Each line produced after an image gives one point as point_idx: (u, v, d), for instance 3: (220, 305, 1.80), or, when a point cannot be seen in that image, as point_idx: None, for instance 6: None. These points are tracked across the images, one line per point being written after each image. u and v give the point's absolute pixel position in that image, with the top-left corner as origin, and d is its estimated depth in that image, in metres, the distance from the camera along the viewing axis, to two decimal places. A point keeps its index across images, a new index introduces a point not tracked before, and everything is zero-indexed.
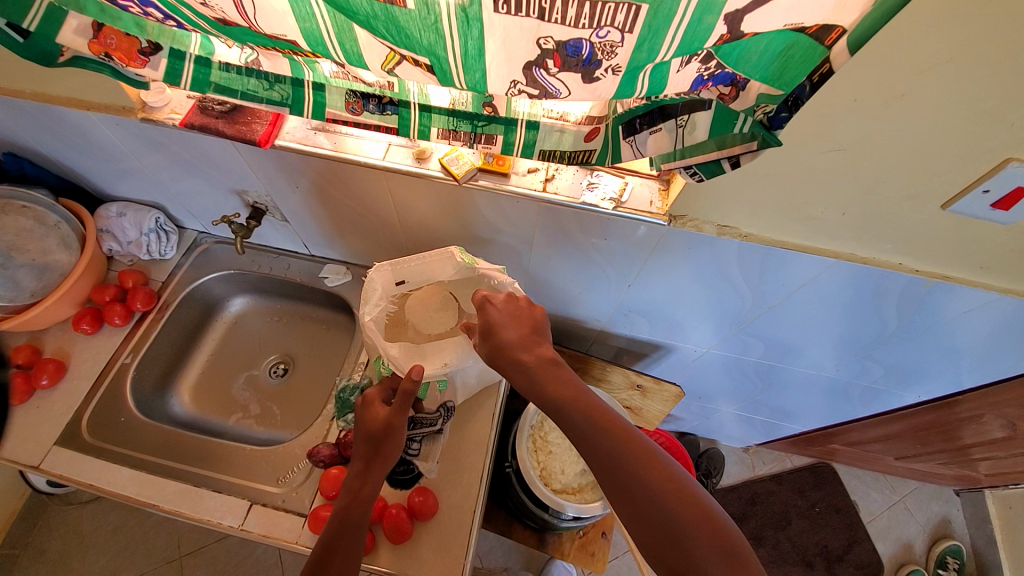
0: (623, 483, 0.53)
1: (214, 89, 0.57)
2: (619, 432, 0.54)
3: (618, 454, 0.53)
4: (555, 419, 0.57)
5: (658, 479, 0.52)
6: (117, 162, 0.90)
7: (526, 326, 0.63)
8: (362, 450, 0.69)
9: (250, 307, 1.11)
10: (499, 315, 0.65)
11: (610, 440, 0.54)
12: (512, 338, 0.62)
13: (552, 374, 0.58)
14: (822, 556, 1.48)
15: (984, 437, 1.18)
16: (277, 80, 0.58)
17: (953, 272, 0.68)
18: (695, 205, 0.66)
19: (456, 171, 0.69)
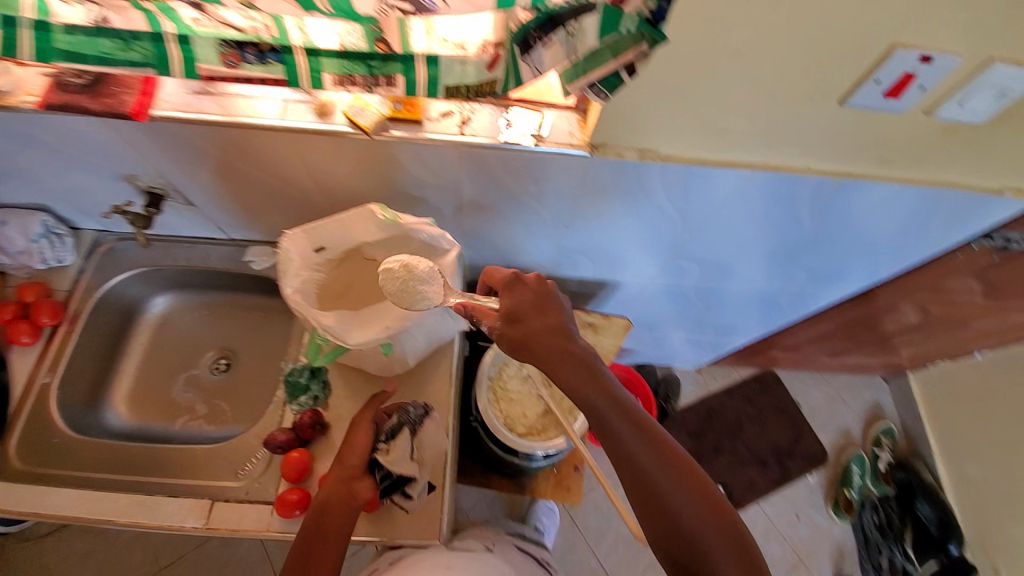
0: (657, 495, 0.56)
1: (63, 57, 0.51)
2: (656, 444, 0.57)
3: (637, 451, 0.57)
4: (596, 422, 0.58)
5: (672, 476, 0.56)
6: None
7: (555, 318, 0.62)
8: (334, 469, 0.71)
9: (176, 305, 1.04)
10: (528, 304, 0.62)
11: (649, 452, 0.57)
12: (546, 329, 0.60)
13: (591, 377, 0.58)
14: (775, 453, 1.63)
15: (902, 324, 1.30)
16: (133, 37, 0.50)
17: (856, 169, 0.72)
18: (614, 130, 0.65)
19: (364, 123, 0.65)
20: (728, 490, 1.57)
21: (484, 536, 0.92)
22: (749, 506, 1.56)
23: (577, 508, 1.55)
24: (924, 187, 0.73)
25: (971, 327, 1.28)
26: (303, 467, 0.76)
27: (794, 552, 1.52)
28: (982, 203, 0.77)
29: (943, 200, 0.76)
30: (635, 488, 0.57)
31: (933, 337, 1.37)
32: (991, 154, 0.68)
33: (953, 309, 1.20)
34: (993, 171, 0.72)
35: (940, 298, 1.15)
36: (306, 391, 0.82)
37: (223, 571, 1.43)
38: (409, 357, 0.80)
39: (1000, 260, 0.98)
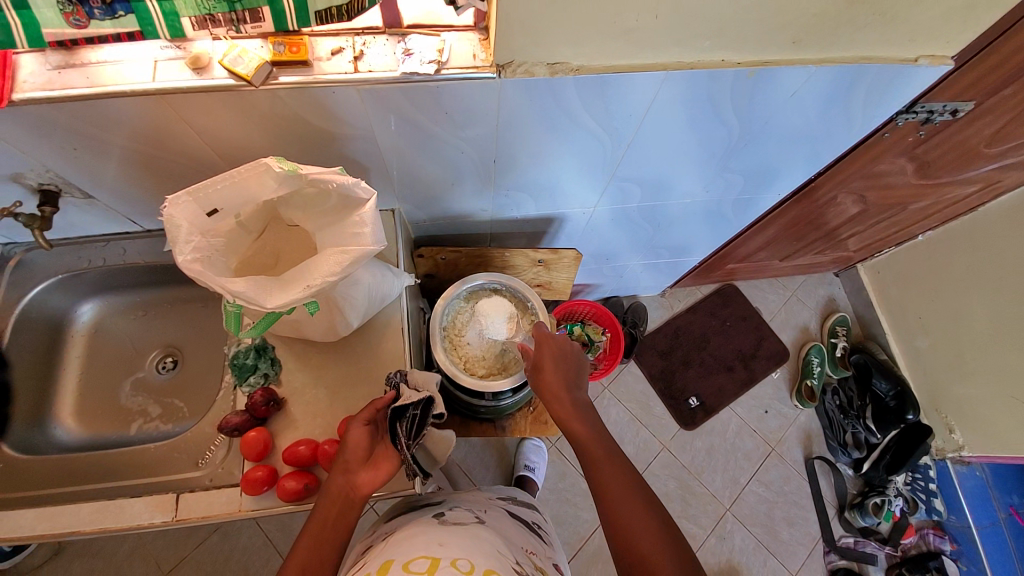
0: (619, 510, 0.65)
1: None
2: (626, 475, 0.68)
3: (605, 475, 0.68)
4: (583, 444, 0.72)
5: (631, 497, 0.66)
6: None
7: (566, 371, 0.78)
8: (339, 467, 0.68)
9: (105, 310, 0.97)
10: (549, 355, 0.79)
11: (619, 476, 0.68)
12: (555, 379, 0.77)
13: (584, 417, 0.74)
14: (742, 359, 1.71)
15: (844, 216, 1.34)
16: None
17: (770, 56, 0.70)
18: (518, 46, 0.62)
19: (243, 72, 0.60)
20: (702, 400, 1.65)
21: (476, 505, 0.87)
22: (723, 411, 1.65)
23: (562, 441, 1.60)
24: (841, 66, 0.73)
25: (908, 209, 1.33)
26: (262, 444, 0.76)
27: (768, 445, 1.63)
28: (899, 75, 0.77)
29: (862, 76, 0.76)
30: (602, 503, 0.67)
31: (874, 225, 1.42)
32: (900, 22, 0.68)
33: (890, 193, 1.24)
34: (905, 39, 0.71)
35: (876, 184, 1.18)
36: (255, 370, 0.81)
37: (229, 562, 1.44)
38: (351, 317, 0.77)
39: (926, 136, 1.00)
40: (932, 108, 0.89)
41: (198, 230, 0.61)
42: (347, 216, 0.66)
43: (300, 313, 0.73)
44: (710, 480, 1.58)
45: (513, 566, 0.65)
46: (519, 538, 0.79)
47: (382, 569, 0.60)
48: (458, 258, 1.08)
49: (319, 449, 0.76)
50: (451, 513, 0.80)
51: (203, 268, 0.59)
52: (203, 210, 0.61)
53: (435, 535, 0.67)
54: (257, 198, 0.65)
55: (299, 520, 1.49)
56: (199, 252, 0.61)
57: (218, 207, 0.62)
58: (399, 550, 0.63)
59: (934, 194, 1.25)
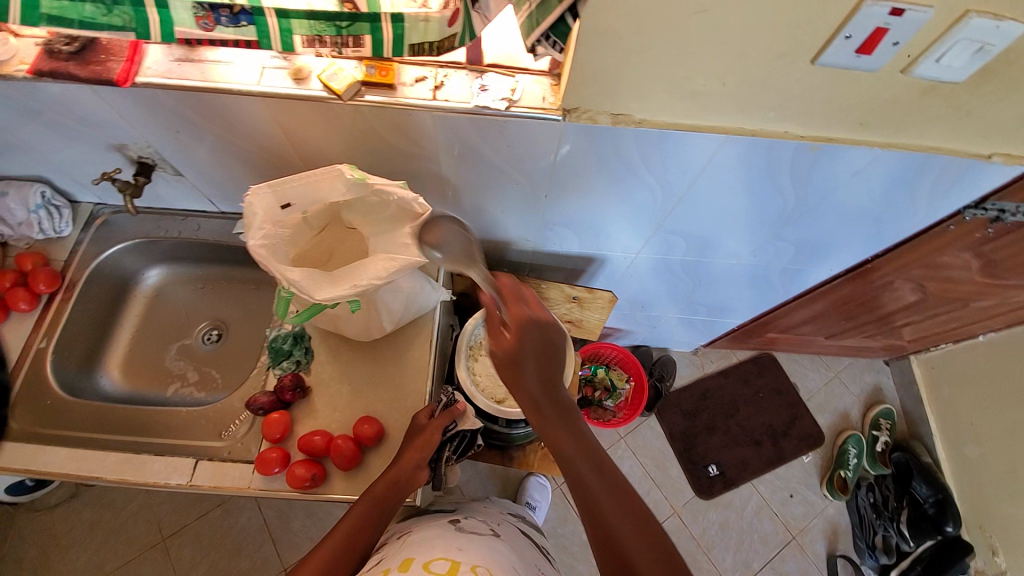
0: (607, 521, 0.62)
1: (48, 21, 0.57)
2: (614, 485, 0.64)
3: (592, 486, 0.63)
4: (562, 455, 0.64)
5: (619, 508, 0.63)
6: None
7: (538, 360, 0.63)
8: (411, 456, 0.75)
9: (169, 277, 1.06)
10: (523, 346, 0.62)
11: (607, 487, 0.63)
12: (529, 381, 0.62)
13: (564, 419, 0.65)
14: (771, 434, 1.63)
15: (900, 303, 1.28)
16: (115, 2, 0.57)
17: (837, 133, 0.71)
18: (586, 95, 0.66)
19: (337, 87, 0.67)
20: (722, 469, 1.58)
21: (491, 517, 0.87)
22: (743, 485, 1.57)
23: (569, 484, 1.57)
24: (908, 152, 0.72)
25: (970, 306, 1.26)
26: (283, 428, 0.80)
27: (787, 531, 1.53)
28: (968, 169, 0.76)
29: (928, 166, 0.75)
30: (590, 514, 0.63)
31: (932, 316, 1.34)
32: (974, 119, 0.67)
33: (951, 287, 1.18)
34: (978, 135, 0.70)
35: (935, 275, 1.13)
36: (288, 356, 0.85)
37: (224, 541, 1.47)
38: (386, 322, 0.81)
39: (995, 235, 0.96)
40: (1004, 206, 0.85)
41: (270, 220, 0.68)
42: (403, 226, 0.71)
43: (342, 309, 0.77)
44: (718, 556, 1.49)
45: None
46: (533, 558, 0.78)
47: (402, 566, 0.60)
48: None
49: (332, 442, 0.78)
50: (466, 521, 0.80)
51: (268, 253, 0.65)
52: (277, 203, 0.67)
53: (454, 539, 0.68)
54: (325, 200, 0.71)
55: (296, 513, 1.50)
56: (268, 240, 0.67)
57: (291, 203, 0.68)
58: (419, 548, 0.65)
59: (1001, 295, 1.18)
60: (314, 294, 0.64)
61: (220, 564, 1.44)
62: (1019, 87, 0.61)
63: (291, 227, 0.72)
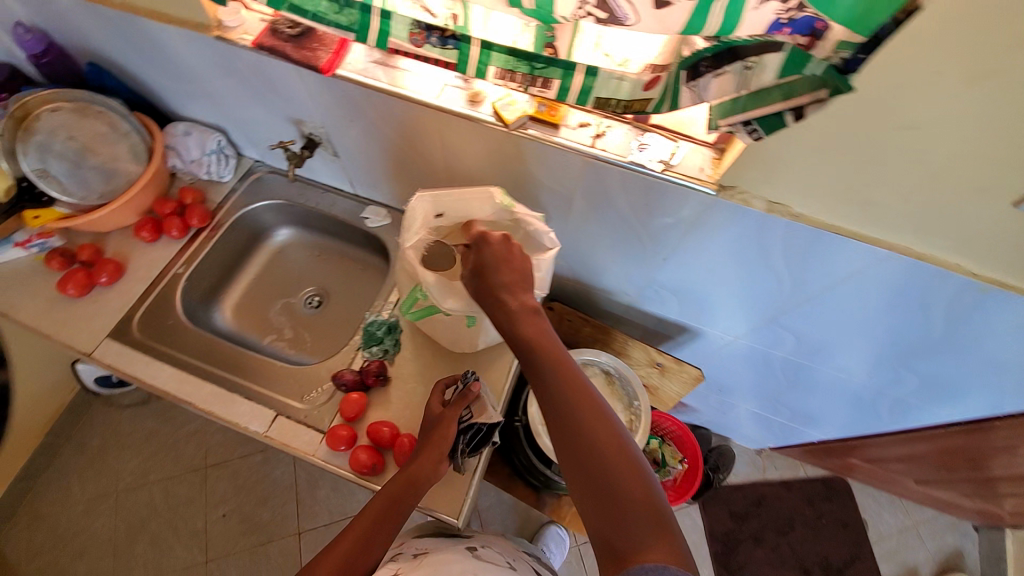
0: (571, 441, 0.54)
1: (288, 8, 0.65)
2: (583, 396, 0.55)
3: (556, 393, 0.55)
4: (527, 367, 0.57)
5: (585, 419, 0.54)
6: (198, 85, 0.94)
7: (514, 271, 0.60)
8: (429, 454, 0.75)
9: (294, 240, 1.16)
10: (490, 255, 0.60)
11: (573, 401, 0.54)
12: (503, 290, 0.59)
13: (532, 323, 0.57)
14: (822, 567, 1.46)
15: (1021, 474, 1.12)
16: (347, 4, 0.63)
17: (1015, 281, 0.64)
18: (748, 177, 0.64)
19: (507, 116, 0.70)
20: None
21: (507, 551, 0.83)
22: None
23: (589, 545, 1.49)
24: None
25: None
26: (358, 410, 0.83)
27: None
28: None
29: None
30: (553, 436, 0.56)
31: None
32: None
33: None
34: None
35: None
36: (379, 343, 0.90)
37: (255, 486, 1.54)
38: (479, 339, 0.83)
39: None
40: None
41: (425, 226, 0.73)
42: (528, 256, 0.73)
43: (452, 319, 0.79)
44: None
45: None
46: None
47: None
48: (582, 324, 1.10)
49: (398, 438, 0.81)
50: (484, 550, 0.77)
51: (415, 257, 0.71)
52: (433, 211, 0.72)
53: (474, 568, 0.67)
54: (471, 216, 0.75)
55: (324, 482, 1.55)
56: (418, 245, 0.72)
57: (444, 213, 0.73)
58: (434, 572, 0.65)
59: None
60: (446, 298, 0.68)
61: (246, 508, 1.52)
62: None
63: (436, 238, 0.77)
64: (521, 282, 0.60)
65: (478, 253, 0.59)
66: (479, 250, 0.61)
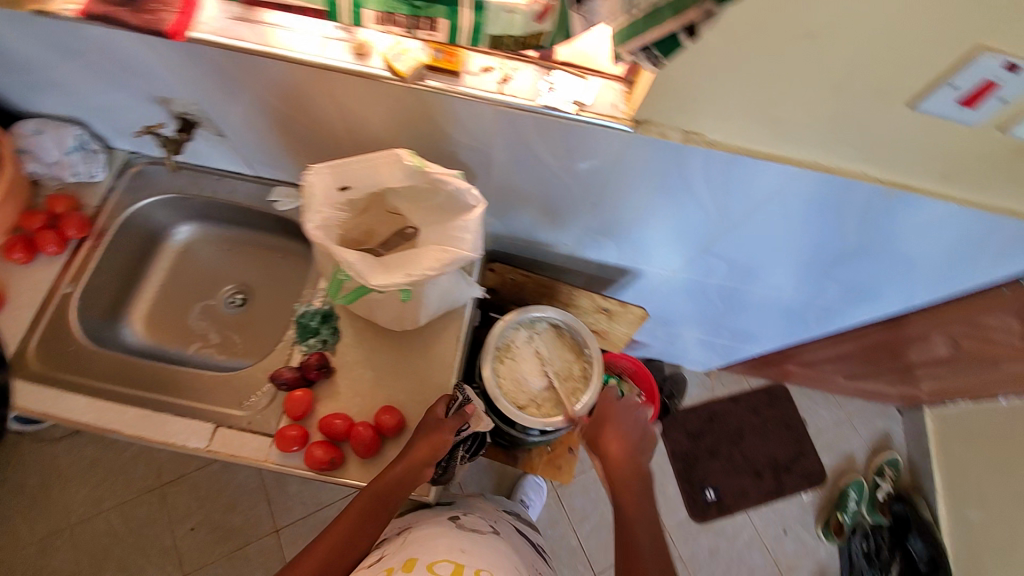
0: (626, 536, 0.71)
1: None
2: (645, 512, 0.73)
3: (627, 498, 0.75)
4: (617, 461, 0.78)
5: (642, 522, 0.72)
6: (38, 72, 0.80)
7: (623, 444, 0.79)
8: (421, 449, 0.74)
9: (197, 236, 1.05)
10: (614, 442, 0.79)
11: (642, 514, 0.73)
12: (611, 445, 0.79)
13: (635, 467, 0.78)
14: (772, 467, 1.61)
15: (930, 356, 1.25)
16: None
17: (913, 181, 0.67)
18: (661, 107, 0.62)
19: (399, 68, 0.65)
20: (720, 496, 1.56)
21: (489, 514, 0.86)
22: (738, 513, 1.56)
23: (564, 489, 1.56)
24: (985, 211, 0.69)
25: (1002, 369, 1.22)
26: (305, 407, 0.79)
27: (775, 565, 1.52)
28: None
29: (1002, 228, 0.71)
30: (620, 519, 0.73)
31: (959, 374, 1.31)
32: None
33: (988, 348, 1.14)
34: None
35: (975, 334, 1.09)
36: (316, 334, 0.84)
37: (220, 496, 1.48)
38: (421, 315, 0.79)
39: None
40: None
41: (328, 203, 0.68)
42: (451, 218, 0.69)
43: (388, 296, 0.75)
44: None
45: None
46: (530, 555, 0.80)
47: (406, 566, 0.62)
48: (525, 281, 1.09)
49: (354, 428, 0.77)
50: (466, 517, 0.79)
51: (322, 236, 0.65)
52: (336, 185, 0.66)
53: (457, 539, 0.69)
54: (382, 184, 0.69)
55: (293, 478, 1.51)
56: (324, 222, 0.67)
57: (350, 185, 0.68)
58: (422, 548, 0.66)
59: None
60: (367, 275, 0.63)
61: (214, 519, 1.46)
62: None
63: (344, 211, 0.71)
64: (630, 472, 0.77)
65: (606, 415, 0.82)
66: (605, 412, 0.83)
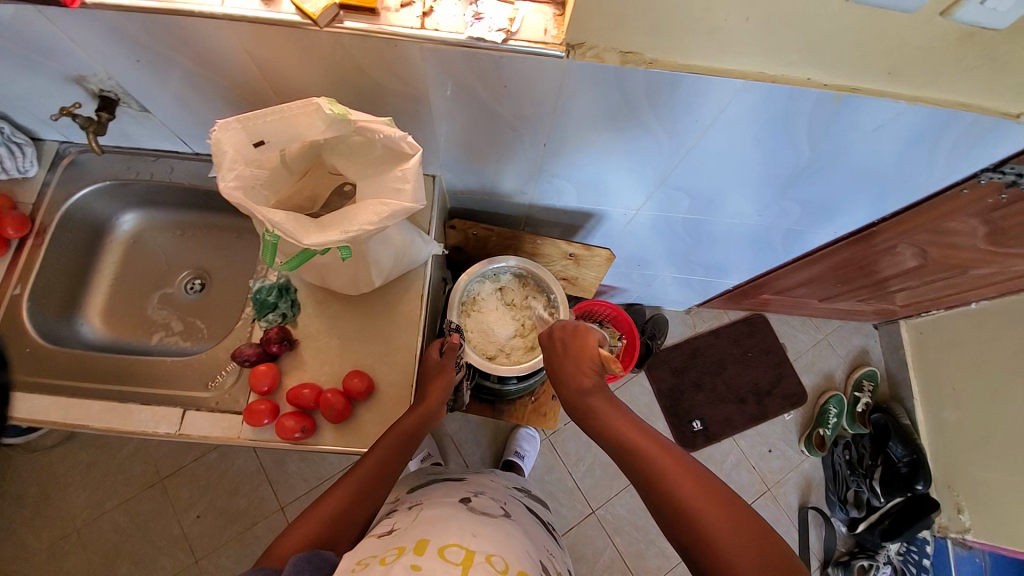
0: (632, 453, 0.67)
1: None
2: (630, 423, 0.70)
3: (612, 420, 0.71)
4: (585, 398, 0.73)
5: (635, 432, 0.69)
6: None
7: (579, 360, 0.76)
8: (438, 393, 0.76)
9: (144, 222, 1.01)
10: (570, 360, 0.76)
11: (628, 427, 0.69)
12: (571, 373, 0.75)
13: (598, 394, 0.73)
14: (755, 393, 1.65)
15: (899, 268, 1.26)
16: None
17: (861, 83, 0.65)
18: (593, 28, 0.59)
19: (310, 10, 0.60)
20: (706, 425, 1.62)
21: (498, 494, 0.85)
22: (725, 440, 1.61)
23: (557, 436, 1.60)
24: (935, 107, 0.67)
25: (969, 274, 1.24)
26: (273, 378, 0.79)
27: (763, 484, 1.59)
28: (995, 130, 0.70)
29: (954, 123, 0.70)
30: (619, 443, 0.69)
31: (929, 283, 1.33)
32: (1011, 71, 0.61)
33: (953, 253, 1.15)
34: (1012, 91, 0.65)
35: (939, 241, 1.10)
36: (274, 309, 0.82)
37: (221, 481, 1.50)
38: (375, 276, 0.78)
39: (1008, 201, 0.92)
40: (1023, 170, 0.80)
41: (241, 159, 0.63)
42: (391, 168, 0.67)
43: (330, 257, 0.73)
44: None
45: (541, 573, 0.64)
46: (542, 539, 0.77)
47: (417, 547, 0.58)
48: (489, 235, 1.07)
49: (322, 396, 0.77)
50: (477, 499, 0.77)
51: (243, 197, 0.61)
52: (249, 140, 0.62)
53: (468, 522, 0.65)
54: (303, 137, 0.65)
55: (291, 457, 1.53)
56: (242, 181, 0.62)
57: (265, 139, 0.63)
58: (433, 529, 0.62)
59: (1003, 263, 1.16)
60: (295, 234, 0.60)
61: (218, 504, 1.48)
62: None
63: (269, 171, 0.67)
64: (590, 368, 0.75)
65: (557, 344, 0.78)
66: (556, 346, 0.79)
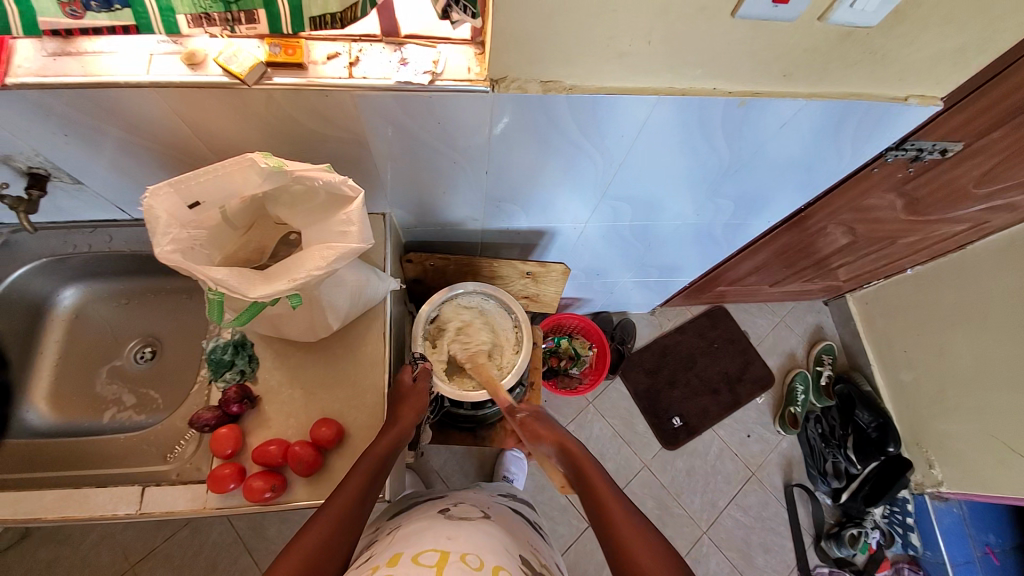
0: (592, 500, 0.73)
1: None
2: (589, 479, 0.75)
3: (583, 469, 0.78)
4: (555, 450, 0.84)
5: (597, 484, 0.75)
6: None
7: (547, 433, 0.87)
8: (408, 413, 0.77)
9: (87, 295, 0.97)
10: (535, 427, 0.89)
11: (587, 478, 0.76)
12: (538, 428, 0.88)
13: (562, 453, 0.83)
14: (726, 382, 1.71)
15: (835, 246, 1.35)
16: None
17: (763, 86, 0.71)
18: (511, 62, 0.63)
19: (237, 70, 0.61)
20: (685, 420, 1.65)
21: (480, 501, 0.85)
22: (705, 432, 1.65)
23: None
24: (831, 100, 0.74)
25: (897, 244, 1.35)
26: (235, 441, 0.76)
27: (747, 469, 1.63)
28: (887, 113, 0.78)
29: (852, 111, 0.77)
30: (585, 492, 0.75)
31: (864, 256, 1.42)
32: (889, 61, 0.69)
33: (879, 227, 1.25)
34: (895, 78, 0.72)
35: (864, 218, 1.19)
36: (231, 367, 0.81)
37: (197, 558, 1.41)
38: (332, 319, 0.77)
39: (914, 173, 1.01)
40: (920, 146, 0.90)
41: (177, 222, 0.62)
42: (335, 212, 0.68)
43: (283, 306, 0.72)
44: (688, 500, 1.58)
45: (520, 564, 0.64)
46: (524, 533, 0.78)
47: (391, 561, 0.58)
48: (447, 264, 1.08)
49: (290, 450, 0.75)
50: (456, 508, 0.77)
51: (181, 258, 0.60)
52: (184, 202, 0.61)
53: (444, 529, 0.66)
54: (241, 192, 0.66)
55: (271, 520, 1.46)
56: (178, 244, 0.62)
57: (200, 200, 0.63)
58: (407, 543, 0.63)
59: (922, 230, 1.26)
60: (240, 287, 0.60)
61: None
62: (927, 27, 0.63)
63: (209, 230, 0.67)
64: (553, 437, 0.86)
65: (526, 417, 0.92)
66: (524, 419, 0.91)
